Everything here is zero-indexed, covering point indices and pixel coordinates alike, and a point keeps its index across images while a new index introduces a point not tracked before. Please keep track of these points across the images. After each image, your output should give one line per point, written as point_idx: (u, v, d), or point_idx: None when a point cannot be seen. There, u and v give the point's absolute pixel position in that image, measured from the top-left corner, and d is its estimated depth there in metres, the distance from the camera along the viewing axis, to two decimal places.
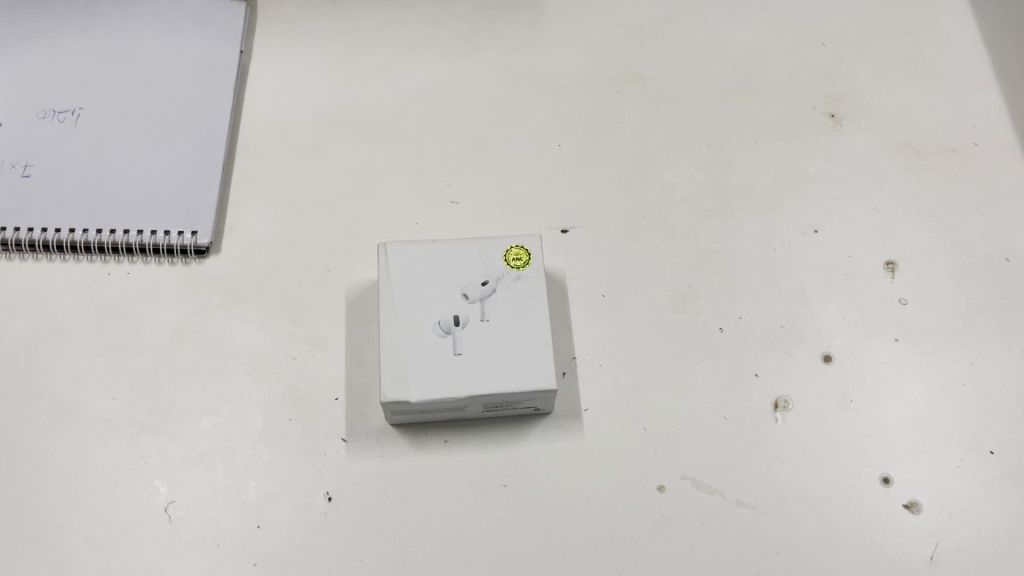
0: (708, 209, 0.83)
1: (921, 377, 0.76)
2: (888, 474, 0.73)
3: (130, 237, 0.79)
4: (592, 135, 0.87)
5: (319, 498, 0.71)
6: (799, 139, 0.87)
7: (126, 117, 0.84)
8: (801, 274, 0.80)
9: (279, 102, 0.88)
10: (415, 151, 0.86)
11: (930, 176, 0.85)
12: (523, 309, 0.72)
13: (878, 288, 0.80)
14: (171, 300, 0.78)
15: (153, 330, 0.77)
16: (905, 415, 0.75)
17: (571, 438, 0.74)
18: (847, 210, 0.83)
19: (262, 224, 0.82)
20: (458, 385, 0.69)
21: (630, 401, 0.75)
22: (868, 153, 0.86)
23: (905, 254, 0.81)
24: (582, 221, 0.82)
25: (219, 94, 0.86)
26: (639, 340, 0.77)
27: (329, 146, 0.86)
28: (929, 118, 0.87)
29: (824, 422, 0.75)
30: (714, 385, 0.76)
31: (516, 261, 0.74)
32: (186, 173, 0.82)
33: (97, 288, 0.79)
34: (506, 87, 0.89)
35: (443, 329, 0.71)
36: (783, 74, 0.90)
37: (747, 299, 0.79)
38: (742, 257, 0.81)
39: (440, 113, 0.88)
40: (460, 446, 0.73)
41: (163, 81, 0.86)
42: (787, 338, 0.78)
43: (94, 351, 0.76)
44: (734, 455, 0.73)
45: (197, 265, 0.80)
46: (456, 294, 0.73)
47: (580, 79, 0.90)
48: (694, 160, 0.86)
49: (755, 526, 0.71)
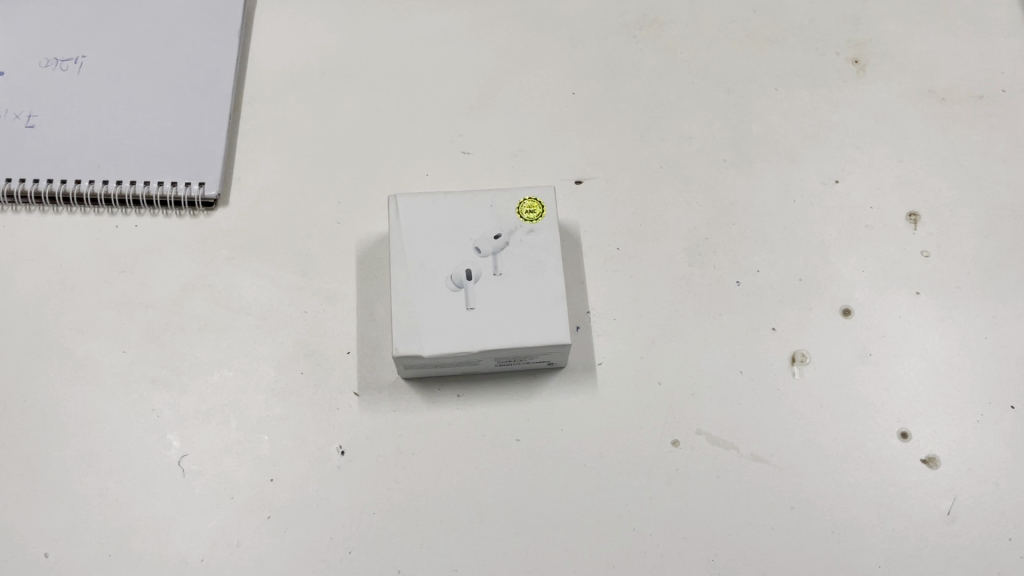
0: (726, 159, 0.81)
1: (941, 331, 0.75)
2: (906, 429, 0.72)
3: (137, 189, 0.78)
4: (607, 84, 0.84)
5: (332, 452, 0.71)
6: (821, 86, 0.84)
7: (131, 66, 0.82)
8: (821, 227, 0.79)
9: (287, 50, 0.86)
10: (426, 100, 0.84)
11: (956, 124, 0.82)
12: (538, 263, 0.71)
13: (900, 240, 0.78)
14: (179, 253, 0.77)
15: (162, 284, 0.76)
16: (924, 369, 0.74)
17: (585, 392, 0.73)
18: (870, 159, 0.81)
19: (270, 175, 0.80)
20: (471, 340, 0.69)
21: (645, 356, 0.74)
22: (892, 100, 0.83)
23: (928, 206, 0.79)
24: (596, 172, 0.81)
25: (225, 42, 0.84)
26: (653, 293, 0.76)
27: (338, 96, 0.84)
28: (957, 63, 0.85)
29: (842, 376, 0.74)
30: (729, 340, 0.75)
31: (528, 218, 0.72)
32: (191, 122, 0.80)
33: (105, 241, 0.78)
34: (519, 34, 0.87)
35: (455, 283, 0.70)
36: (804, 18, 0.87)
37: (765, 252, 0.78)
38: (760, 209, 0.79)
39: (451, 60, 0.85)
40: (473, 400, 0.73)
41: (168, 29, 0.84)
42: (806, 291, 0.76)
43: (104, 304, 0.76)
44: (750, 410, 0.72)
45: (205, 217, 0.79)
46: (469, 248, 0.71)
47: (594, 25, 0.87)
48: (712, 108, 0.83)
49: (771, 481, 0.70)
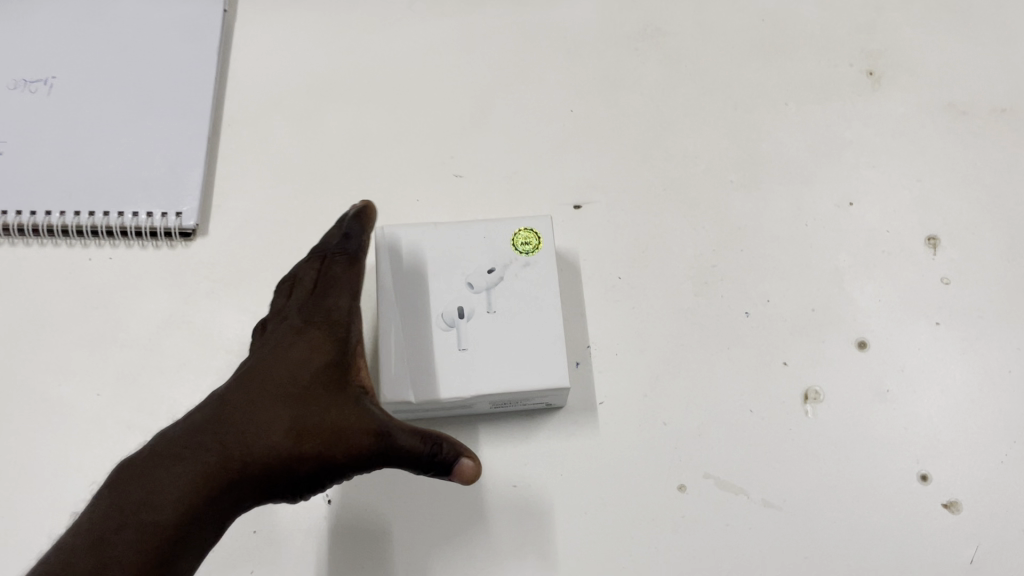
0: (733, 180, 0.77)
1: (962, 365, 0.71)
2: (925, 471, 0.68)
3: (110, 220, 0.74)
4: (607, 100, 0.80)
5: (318, 501, 0.67)
6: (834, 100, 0.79)
7: (103, 87, 0.78)
8: (835, 253, 0.74)
9: (269, 67, 0.81)
10: (416, 120, 0.79)
11: (978, 140, 0.77)
12: (534, 299, 0.66)
13: (919, 267, 0.74)
14: (156, 287, 0.74)
15: (139, 321, 0.72)
16: (945, 406, 0.70)
17: (586, 434, 0.69)
18: (886, 179, 0.77)
19: (251, 202, 0.76)
20: (462, 383, 0.64)
21: (649, 394, 0.70)
22: (909, 115, 0.79)
23: (949, 229, 0.75)
24: (596, 196, 0.76)
25: (202, 60, 0.79)
26: (657, 326, 0.72)
27: (323, 116, 0.79)
28: (978, 74, 0.80)
29: (858, 414, 0.69)
30: (738, 376, 0.71)
31: (527, 249, 0.68)
32: (167, 148, 0.76)
33: (78, 276, 0.74)
34: (514, 47, 0.82)
35: (447, 322, 0.66)
36: (816, 27, 0.82)
37: (775, 280, 0.73)
38: (770, 234, 0.75)
39: (442, 76, 0.81)
40: (467, 444, 0.69)
41: (143, 47, 0.80)
42: (819, 323, 0.72)
43: (77, 344, 0.72)
44: (760, 452, 0.68)
45: (183, 249, 0.75)
46: (461, 284, 0.67)
47: (594, 36, 0.82)
48: (718, 125, 0.79)
49: (782, 528, 0.66)
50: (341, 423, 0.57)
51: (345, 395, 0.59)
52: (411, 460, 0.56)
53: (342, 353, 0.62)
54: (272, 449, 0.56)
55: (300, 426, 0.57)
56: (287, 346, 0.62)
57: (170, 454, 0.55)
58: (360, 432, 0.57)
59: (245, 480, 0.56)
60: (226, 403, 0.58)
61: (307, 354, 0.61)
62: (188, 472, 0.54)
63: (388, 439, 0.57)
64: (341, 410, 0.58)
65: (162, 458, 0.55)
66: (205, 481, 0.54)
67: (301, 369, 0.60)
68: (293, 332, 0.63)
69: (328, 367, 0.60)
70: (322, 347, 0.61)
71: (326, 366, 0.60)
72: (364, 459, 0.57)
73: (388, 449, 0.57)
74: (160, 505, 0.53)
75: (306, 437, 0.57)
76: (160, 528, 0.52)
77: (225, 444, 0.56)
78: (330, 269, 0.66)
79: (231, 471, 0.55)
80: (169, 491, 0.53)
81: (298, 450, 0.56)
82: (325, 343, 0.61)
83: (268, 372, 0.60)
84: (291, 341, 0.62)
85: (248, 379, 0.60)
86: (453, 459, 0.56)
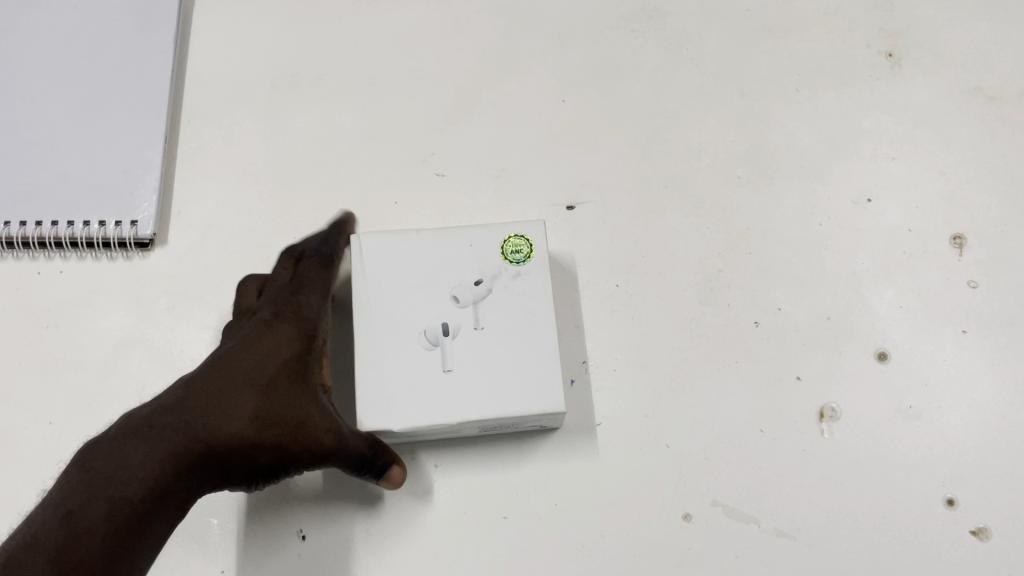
0: (740, 176, 0.70)
1: (992, 377, 0.65)
2: (952, 495, 0.62)
3: (59, 230, 0.67)
4: (602, 88, 0.73)
5: (292, 538, 0.62)
6: (849, 86, 0.73)
7: (50, 83, 0.71)
8: (853, 255, 0.68)
9: (233, 57, 0.75)
10: (393, 113, 0.72)
11: (1007, 128, 0.71)
12: (527, 314, 0.61)
13: (943, 269, 0.67)
14: (111, 303, 0.67)
15: (92, 341, 0.66)
16: (973, 422, 0.64)
17: (582, 459, 0.63)
18: (906, 173, 0.70)
19: (215, 208, 0.70)
20: (449, 410, 0.58)
21: (650, 414, 0.64)
22: (932, 102, 0.72)
23: (976, 226, 0.68)
24: (591, 195, 0.70)
25: (158, 51, 0.72)
26: (659, 339, 0.66)
27: (292, 111, 0.73)
28: (1007, 54, 0.73)
29: (878, 433, 0.64)
30: (748, 392, 0.65)
31: (517, 255, 0.62)
32: (121, 149, 0.69)
33: (26, 291, 0.68)
34: (499, 31, 0.75)
35: (431, 340, 0.60)
36: (829, 5, 0.75)
37: (787, 286, 0.67)
38: (781, 235, 0.69)
39: (422, 65, 0.74)
40: (453, 472, 0.63)
41: (93, 38, 0.73)
42: (835, 333, 0.66)
43: (26, 367, 0.66)
44: (773, 476, 0.63)
45: (140, 260, 0.68)
46: (445, 297, 0.61)
47: (586, 18, 0.75)
48: (724, 115, 0.72)
49: (797, 561, 0.61)
50: (307, 418, 0.57)
51: (311, 388, 0.59)
52: (356, 461, 0.57)
53: (307, 345, 0.60)
54: (239, 437, 0.55)
55: (263, 416, 0.56)
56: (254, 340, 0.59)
57: (135, 436, 0.53)
58: (325, 431, 0.57)
59: (205, 467, 0.54)
60: (191, 389, 0.56)
61: (274, 346, 0.59)
62: (154, 457, 0.52)
63: (347, 441, 0.57)
64: (308, 403, 0.57)
65: (124, 439, 0.53)
66: (170, 462, 0.52)
67: (270, 358, 0.58)
68: (265, 323, 0.60)
69: (298, 358, 0.59)
70: (293, 336, 0.60)
71: (297, 359, 0.59)
72: (319, 459, 0.57)
73: (343, 450, 0.57)
74: (117, 495, 0.50)
75: (272, 430, 0.56)
76: (119, 514, 0.50)
77: (187, 433, 0.54)
78: (303, 270, 0.64)
79: (195, 459, 0.53)
80: (133, 475, 0.51)
81: (264, 441, 0.55)
82: (296, 334, 0.60)
83: (241, 359, 0.58)
84: (262, 331, 0.60)
85: (215, 367, 0.57)
86: (385, 466, 0.57)
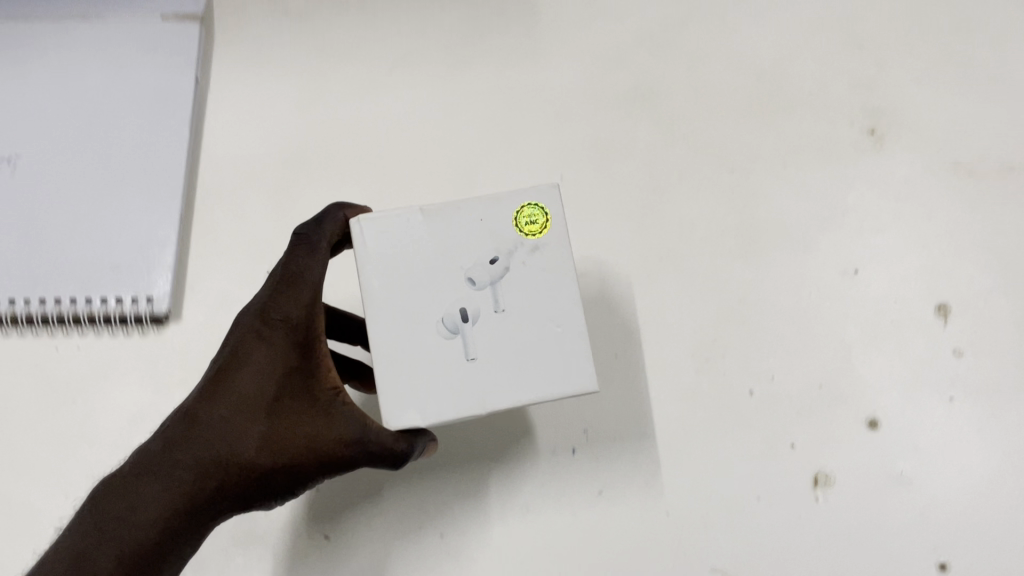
0: (732, 249, 0.73)
1: (979, 443, 0.67)
2: (944, 560, 0.64)
3: (78, 307, 0.70)
4: (598, 166, 0.76)
5: None
6: (834, 162, 0.76)
7: (70, 165, 0.74)
8: (842, 325, 0.71)
9: (244, 139, 0.78)
10: (398, 191, 0.76)
11: (987, 201, 0.74)
12: (553, 286, 0.51)
13: (930, 338, 0.70)
14: (127, 378, 0.70)
15: (109, 415, 0.68)
16: (963, 487, 0.66)
17: (584, 527, 0.66)
18: (891, 245, 0.73)
19: (228, 284, 0.73)
20: (479, 401, 0.50)
21: (650, 482, 0.66)
22: (913, 177, 0.75)
23: (959, 296, 0.71)
24: (588, 270, 0.73)
25: (173, 134, 0.76)
26: (657, 409, 0.68)
27: (301, 190, 0.76)
28: (984, 130, 0.76)
29: (871, 500, 0.66)
30: (744, 460, 0.67)
31: (530, 226, 0.51)
32: (139, 228, 0.73)
33: (44, 367, 0.70)
34: (499, 112, 0.78)
35: (450, 327, 0.50)
36: (814, 84, 0.79)
37: (779, 356, 0.70)
38: (773, 306, 0.71)
39: (425, 145, 0.77)
40: (455, 542, 0.66)
41: (110, 121, 0.76)
42: (827, 401, 0.68)
43: (45, 441, 0.68)
44: (769, 543, 0.65)
45: (154, 335, 0.71)
46: (457, 275, 0.51)
47: (582, 98, 0.79)
48: (715, 191, 0.75)
49: None
50: (316, 435, 0.53)
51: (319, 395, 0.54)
52: (378, 458, 0.52)
53: (307, 349, 0.54)
54: (256, 461, 0.52)
55: (271, 438, 0.53)
56: (247, 349, 0.54)
57: (150, 472, 0.52)
58: (336, 444, 0.53)
59: (216, 495, 0.52)
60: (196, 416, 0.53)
61: (274, 356, 0.54)
62: (173, 500, 0.51)
63: (366, 445, 0.52)
64: (318, 416, 0.53)
65: (137, 482, 0.52)
66: (182, 502, 0.51)
67: (265, 383, 0.53)
68: (259, 332, 0.54)
69: (291, 391, 0.54)
70: (290, 346, 0.54)
71: (288, 386, 0.53)
72: (337, 467, 0.53)
73: (364, 456, 0.53)
74: (127, 538, 0.50)
75: (283, 452, 0.53)
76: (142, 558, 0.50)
77: (196, 469, 0.52)
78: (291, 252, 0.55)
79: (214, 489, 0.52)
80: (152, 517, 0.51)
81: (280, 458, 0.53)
82: (293, 331, 0.54)
83: (241, 376, 0.54)
84: (257, 346, 0.54)
85: (218, 387, 0.54)
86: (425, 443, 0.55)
